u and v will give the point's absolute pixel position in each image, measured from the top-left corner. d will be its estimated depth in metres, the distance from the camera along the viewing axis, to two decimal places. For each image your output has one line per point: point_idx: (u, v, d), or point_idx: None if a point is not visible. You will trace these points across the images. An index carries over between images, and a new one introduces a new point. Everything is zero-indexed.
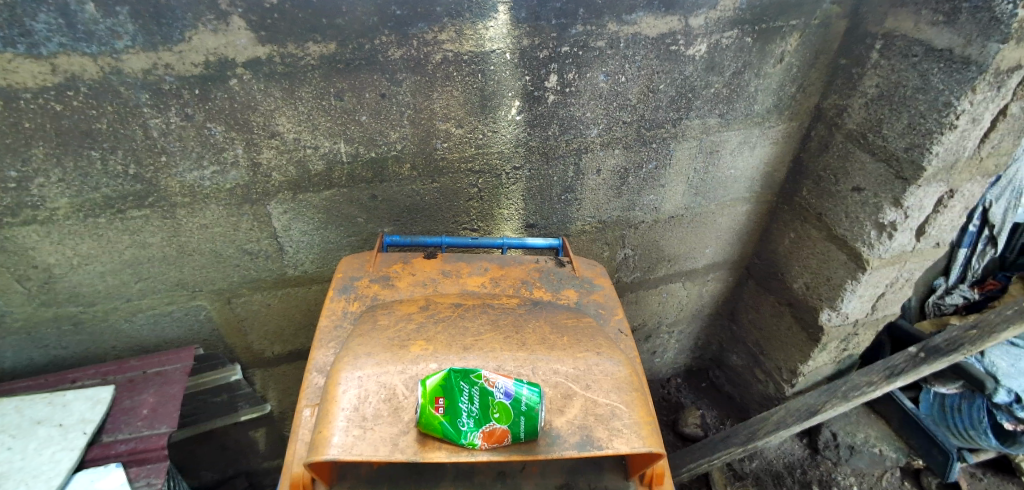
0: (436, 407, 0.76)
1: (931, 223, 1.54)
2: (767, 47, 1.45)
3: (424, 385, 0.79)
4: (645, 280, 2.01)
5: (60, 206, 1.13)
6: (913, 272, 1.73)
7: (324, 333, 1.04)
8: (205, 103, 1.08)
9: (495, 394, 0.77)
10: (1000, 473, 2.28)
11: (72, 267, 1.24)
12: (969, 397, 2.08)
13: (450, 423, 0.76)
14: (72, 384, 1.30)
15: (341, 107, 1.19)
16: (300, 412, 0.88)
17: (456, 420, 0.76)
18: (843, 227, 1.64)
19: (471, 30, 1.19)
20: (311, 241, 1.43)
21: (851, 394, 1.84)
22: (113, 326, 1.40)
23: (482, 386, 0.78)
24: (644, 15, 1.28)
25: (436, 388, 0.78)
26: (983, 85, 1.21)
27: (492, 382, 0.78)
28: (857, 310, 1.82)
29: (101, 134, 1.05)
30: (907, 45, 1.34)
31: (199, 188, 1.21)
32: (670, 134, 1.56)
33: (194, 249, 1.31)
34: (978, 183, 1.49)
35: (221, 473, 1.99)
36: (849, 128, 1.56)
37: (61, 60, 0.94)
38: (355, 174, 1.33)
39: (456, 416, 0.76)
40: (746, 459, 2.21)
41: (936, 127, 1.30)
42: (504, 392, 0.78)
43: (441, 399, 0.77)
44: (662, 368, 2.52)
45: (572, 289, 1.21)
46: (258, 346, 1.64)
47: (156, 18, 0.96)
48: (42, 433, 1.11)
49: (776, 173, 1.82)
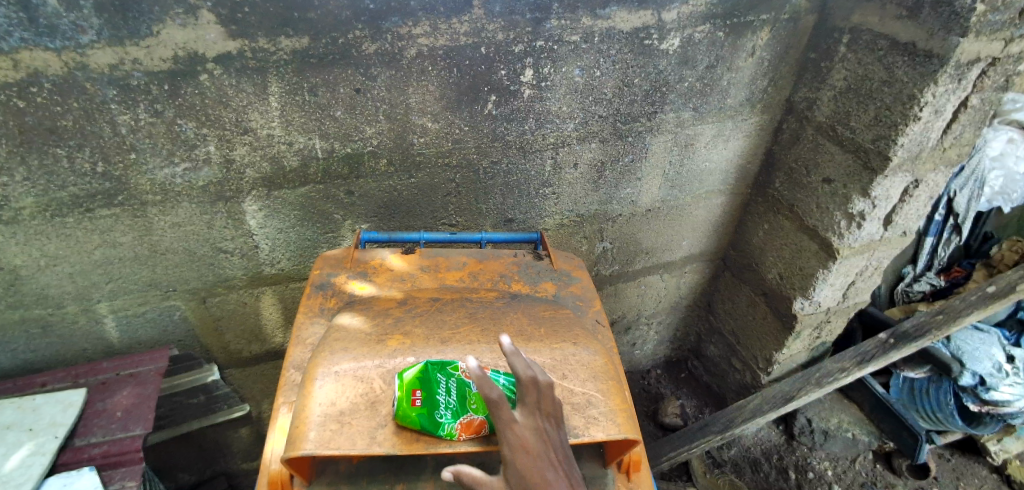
0: (413, 396, 0.77)
1: (897, 213, 1.59)
2: (739, 41, 1.48)
3: (401, 376, 0.81)
4: (624, 273, 2.03)
5: (25, 206, 1.10)
6: (881, 261, 1.79)
7: (301, 330, 1.03)
8: (175, 99, 1.07)
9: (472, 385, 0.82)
10: (967, 453, 2.37)
11: (41, 268, 1.21)
12: (936, 381, 2.15)
13: (429, 415, 0.76)
14: (40, 388, 1.27)
15: (315, 102, 1.18)
16: (277, 409, 0.88)
17: (433, 412, 0.76)
18: (815, 218, 1.68)
19: (445, 24, 1.19)
20: (288, 238, 1.42)
21: (824, 380, 1.90)
22: (84, 328, 1.37)
23: (458, 379, 0.83)
24: (618, 9, 1.29)
25: (413, 381, 0.80)
26: (945, 78, 1.25)
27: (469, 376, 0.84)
28: (830, 298, 1.86)
29: (67, 131, 1.03)
30: (873, 39, 1.37)
31: (171, 185, 1.19)
32: (645, 128, 1.58)
33: (167, 248, 1.29)
34: (942, 173, 1.54)
35: (200, 474, 1.97)
36: (819, 121, 1.59)
37: (23, 56, 0.92)
38: (331, 170, 1.32)
39: (433, 408, 0.77)
40: (724, 447, 2.26)
41: (901, 119, 1.34)
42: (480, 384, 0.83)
43: (418, 392, 0.78)
44: (643, 359, 2.55)
45: (550, 282, 1.22)
46: (235, 346, 1.61)
47: (121, 12, 0.94)
48: (10, 438, 1.08)
49: (750, 165, 1.86)
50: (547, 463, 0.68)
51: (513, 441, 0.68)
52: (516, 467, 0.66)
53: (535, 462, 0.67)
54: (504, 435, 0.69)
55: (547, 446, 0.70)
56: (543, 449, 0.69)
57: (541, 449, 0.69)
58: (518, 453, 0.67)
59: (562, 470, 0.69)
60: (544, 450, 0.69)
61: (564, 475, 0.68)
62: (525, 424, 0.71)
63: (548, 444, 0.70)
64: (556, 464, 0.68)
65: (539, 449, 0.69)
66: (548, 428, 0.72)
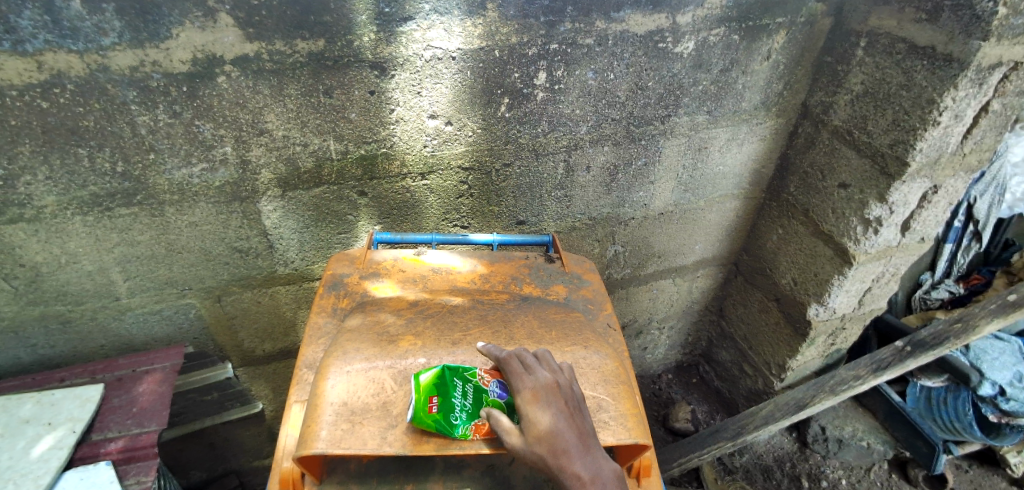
0: (430, 405, 0.77)
1: (915, 218, 1.56)
2: (754, 44, 1.47)
3: (417, 378, 0.80)
4: (635, 277, 2.02)
5: (47, 204, 1.12)
6: (898, 267, 1.76)
7: (314, 330, 1.04)
8: (193, 100, 1.08)
9: (490, 393, 0.81)
10: (985, 465, 2.32)
11: (61, 265, 1.24)
12: (954, 390, 2.11)
13: (445, 423, 0.75)
14: (59, 383, 1.30)
15: (330, 104, 1.20)
16: (289, 407, 0.88)
17: (449, 416, 0.76)
18: (830, 223, 1.66)
19: (460, 27, 1.19)
20: (302, 238, 1.43)
21: (838, 388, 1.87)
22: (102, 324, 1.39)
23: (476, 384, 0.81)
24: (632, 12, 1.29)
25: (429, 386, 0.79)
26: (965, 82, 1.23)
27: (487, 382, 0.82)
28: (845, 305, 1.84)
29: (87, 131, 1.05)
30: (891, 43, 1.35)
31: (188, 185, 1.20)
32: (658, 131, 1.57)
33: (183, 247, 1.31)
34: (962, 179, 1.51)
35: (211, 471, 1.99)
36: (835, 125, 1.57)
37: (47, 57, 0.94)
38: (345, 171, 1.33)
39: (449, 412, 0.76)
40: (735, 453, 2.24)
41: (919, 124, 1.31)
42: (498, 392, 0.81)
43: (435, 398, 0.77)
44: (653, 364, 2.53)
45: (560, 285, 1.22)
46: (249, 345, 1.63)
47: (141, 15, 0.96)
48: (29, 432, 1.10)
49: (764, 169, 1.84)
50: (559, 413, 0.76)
51: (525, 394, 0.78)
52: (529, 416, 0.75)
53: (546, 413, 0.76)
54: (516, 389, 0.78)
55: (559, 397, 0.78)
56: (554, 398, 0.78)
57: (551, 399, 0.77)
58: (530, 403, 0.76)
59: (572, 419, 0.77)
60: (555, 402, 0.77)
61: (575, 424, 0.76)
62: (537, 381, 0.79)
63: (560, 397, 0.78)
64: (568, 415, 0.77)
65: (549, 398, 0.77)
66: (560, 382, 0.80)
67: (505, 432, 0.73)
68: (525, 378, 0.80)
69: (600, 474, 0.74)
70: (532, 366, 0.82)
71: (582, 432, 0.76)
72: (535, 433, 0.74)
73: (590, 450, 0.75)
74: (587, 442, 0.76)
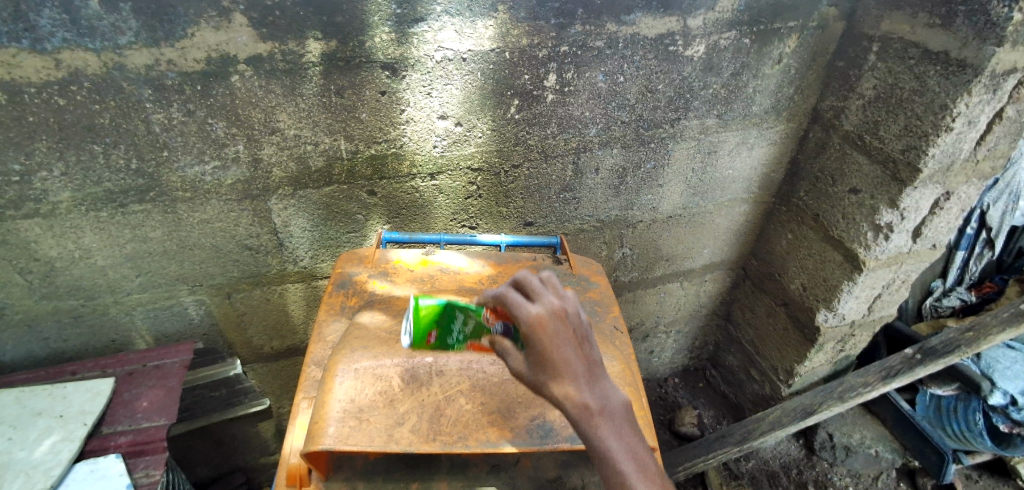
0: (430, 335, 0.88)
1: (927, 225, 1.55)
2: (765, 48, 1.46)
3: (418, 311, 0.85)
4: (642, 280, 2.02)
5: (62, 199, 1.14)
6: (909, 273, 1.74)
7: (323, 327, 1.04)
8: (207, 99, 1.09)
9: (492, 330, 0.82)
10: (995, 475, 2.29)
11: (74, 260, 1.25)
12: (964, 399, 2.08)
13: (445, 345, 0.89)
14: (71, 377, 1.31)
15: (342, 104, 1.21)
16: (297, 403, 0.89)
17: (446, 338, 0.88)
18: (840, 228, 1.65)
19: (470, 28, 1.20)
20: (311, 237, 1.44)
21: (846, 395, 1.85)
22: (113, 319, 1.41)
23: (473, 321, 0.83)
24: (643, 15, 1.29)
25: (426, 325, 0.86)
26: (979, 88, 1.22)
27: (489, 321, 0.82)
28: (854, 311, 1.82)
29: (103, 129, 1.06)
30: (904, 48, 1.34)
31: (200, 182, 1.22)
32: (667, 135, 1.57)
33: (195, 244, 1.32)
34: (975, 185, 1.49)
35: (218, 468, 2.00)
36: (846, 130, 1.57)
37: (65, 55, 0.96)
38: (355, 170, 1.34)
39: (446, 337, 0.88)
40: (742, 459, 2.23)
41: (932, 130, 1.31)
42: (501, 331, 0.81)
43: (432, 332, 0.87)
44: (660, 368, 2.52)
45: (568, 287, 1.21)
46: (257, 342, 1.64)
47: (157, 15, 0.97)
48: (41, 425, 1.11)
49: (773, 174, 1.83)
50: (566, 342, 0.73)
51: (529, 321, 0.72)
52: (535, 344, 0.72)
53: (553, 342, 0.72)
54: (520, 316, 0.73)
55: (566, 326, 0.73)
56: (561, 326, 0.73)
57: (559, 328, 0.73)
58: (536, 332, 0.72)
59: (579, 348, 0.74)
60: (561, 329, 0.73)
61: (582, 354, 0.74)
62: (543, 306, 0.74)
63: (567, 325, 0.74)
64: (575, 343, 0.74)
65: (556, 326, 0.73)
66: (567, 308, 0.75)
67: (511, 355, 0.77)
68: (529, 304, 0.74)
69: (609, 404, 0.73)
70: (537, 291, 0.77)
71: (589, 362, 0.74)
72: (540, 363, 0.72)
73: (598, 380, 0.74)
74: (594, 371, 0.74)
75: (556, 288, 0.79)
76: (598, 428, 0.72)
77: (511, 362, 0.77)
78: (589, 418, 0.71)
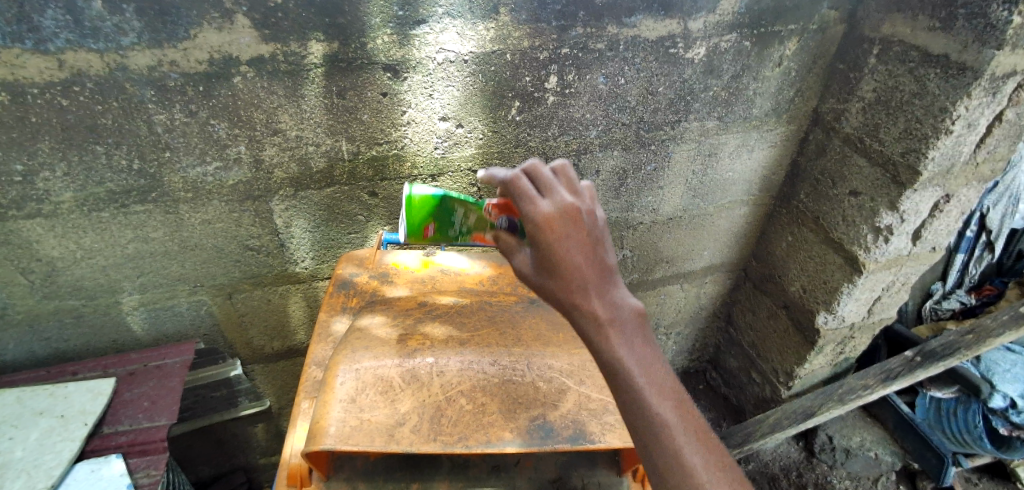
0: (427, 229, 0.97)
1: (927, 227, 1.55)
2: (766, 51, 1.47)
3: (415, 207, 0.95)
4: (643, 282, 2.02)
5: (64, 200, 1.14)
6: (909, 276, 1.74)
7: (324, 328, 1.05)
8: (208, 100, 1.10)
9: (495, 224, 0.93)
10: (996, 479, 2.29)
11: (75, 260, 1.25)
12: (964, 402, 2.09)
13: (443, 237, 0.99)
14: (72, 376, 1.32)
15: (344, 106, 1.21)
16: (299, 404, 0.89)
17: (445, 234, 0.99)
18: (840, 231, 1.65)
19: (472, 31, 1.20)
20: (312, 238, 1.44)
21: (846, 397, 1.85)
22: (114, 319, 1.41)
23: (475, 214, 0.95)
24: (644, 18, 1.30)
25: (426, 220, 0.96)
26: (978, 91, 1.22)
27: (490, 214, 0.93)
28: (854, 314, 1.82)
29: (105, 129, 1.07)
30: (904, 50, 1.35)
31: (202, 183, 1.22)
32: (668, 137, 1.57)
33: (196, 244, 1.33)
34: (974, 189, 1.49)
35: (219, 468, 2.00)
36: (846, 133, 1.57)
37: (68, 56, 0.96)
38: (356, 171, 1.34)
39: (444, 232, 0.98)
40: (741, 461, 2.23)
41: (931, 133, 1.31)
42: (504, 225, 0.92)
43: (431, 227, 0.97)
44: None
45: None
46: (258, 342, 1.64)
47: (160, 16, 0.97)
48: (42, 424, 1.11)
49: (774, 176, 1.83)
50: (576, 245, 0.76)
51: (540, 220, 0.75)
52: (543, 243, 0.75)
53: (562, 242, 0.75)
54: (531, 214, 0.76)
55: (577, 228, 0.76)
56: (571, 227, 0.76)
57: (569, 229, 0.76)
58: (546, 232, 0.75)
59: (591, 251, 0.77)
60: (571, 230, 0.76)
61: (593, 258, 0.77)
62: (553, 205, 0.77)
63: (579, 227, 0.76)
64: (586, 246, 0.77)
65: (566, 225, 0.76)
66: (579, 208, 0.78)
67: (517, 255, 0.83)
68: (540, 203, 0.77)
69: (619, 314, 0.77)
70: (548, 189, 0.79)
71: (599, 267, 0.77)
72: (549, 263, 0.76)
73: (608, 286, 0.78)
74: (605, 276, 0.78)
75: (573, 184, 0.82)
76: (606, 330, 0.75)
77: (519, 260, 0.82)
78: (600, 327, 0.76)
